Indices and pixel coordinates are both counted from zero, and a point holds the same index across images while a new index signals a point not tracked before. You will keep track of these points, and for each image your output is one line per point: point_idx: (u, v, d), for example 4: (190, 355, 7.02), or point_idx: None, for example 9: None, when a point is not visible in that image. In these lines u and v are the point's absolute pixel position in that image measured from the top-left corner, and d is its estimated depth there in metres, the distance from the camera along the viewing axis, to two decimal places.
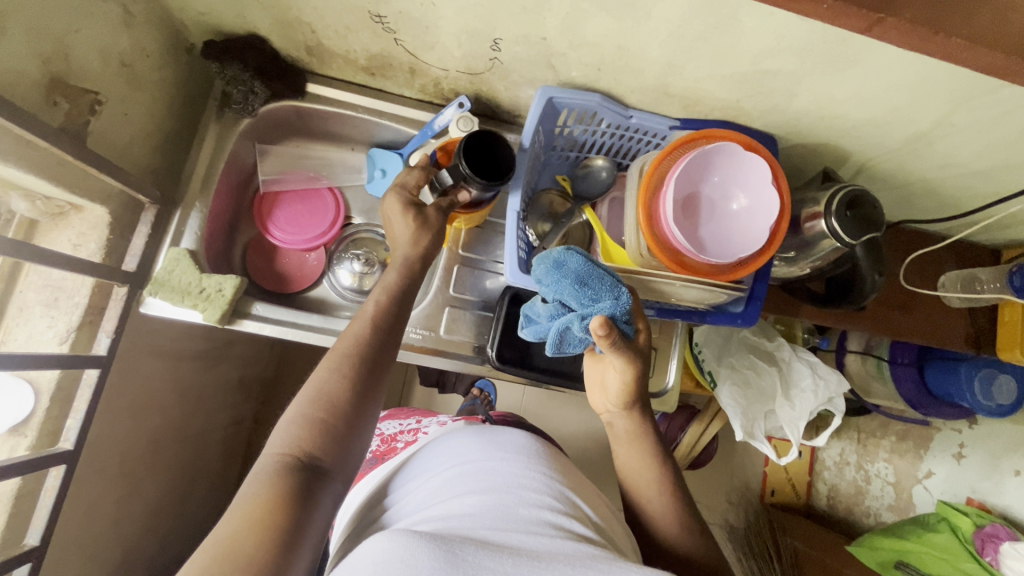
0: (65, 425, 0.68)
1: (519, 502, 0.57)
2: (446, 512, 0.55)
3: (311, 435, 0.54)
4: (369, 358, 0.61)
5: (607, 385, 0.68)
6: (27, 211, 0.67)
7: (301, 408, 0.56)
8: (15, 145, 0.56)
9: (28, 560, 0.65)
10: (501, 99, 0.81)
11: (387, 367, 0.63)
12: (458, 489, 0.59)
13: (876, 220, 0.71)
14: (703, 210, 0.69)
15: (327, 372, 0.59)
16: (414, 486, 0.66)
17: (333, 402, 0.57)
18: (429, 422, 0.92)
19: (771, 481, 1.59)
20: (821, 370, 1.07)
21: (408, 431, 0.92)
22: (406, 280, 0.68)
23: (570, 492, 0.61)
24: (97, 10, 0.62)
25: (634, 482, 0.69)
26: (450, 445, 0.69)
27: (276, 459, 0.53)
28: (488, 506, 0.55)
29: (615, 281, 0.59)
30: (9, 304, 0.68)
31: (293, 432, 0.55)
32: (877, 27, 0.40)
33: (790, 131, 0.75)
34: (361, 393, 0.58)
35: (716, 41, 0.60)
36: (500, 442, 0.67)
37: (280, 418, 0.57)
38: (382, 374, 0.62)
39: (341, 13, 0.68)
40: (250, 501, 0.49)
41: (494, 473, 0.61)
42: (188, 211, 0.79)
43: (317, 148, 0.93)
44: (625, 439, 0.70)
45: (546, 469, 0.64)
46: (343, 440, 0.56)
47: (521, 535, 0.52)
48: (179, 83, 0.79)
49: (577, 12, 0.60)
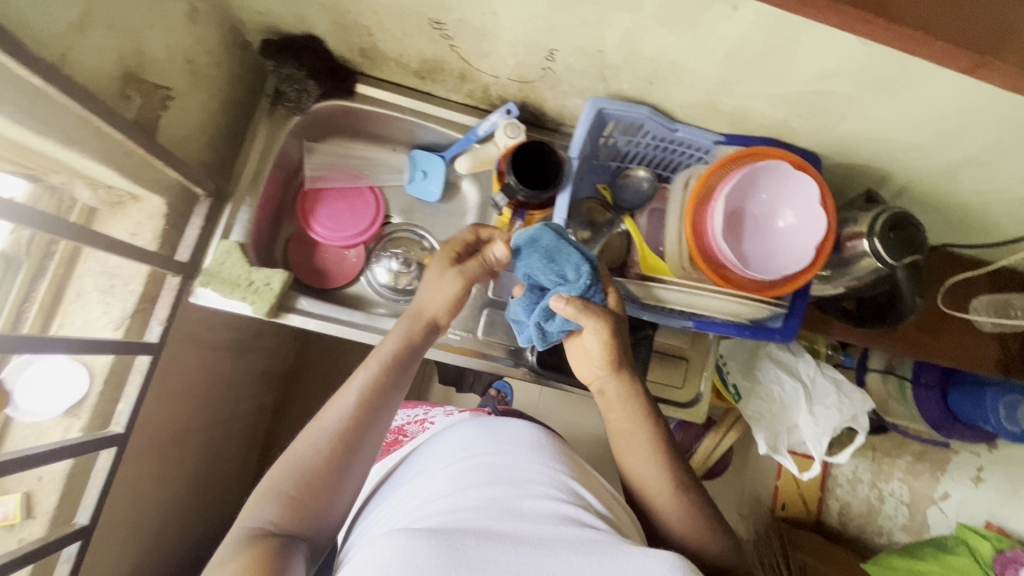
0: (116, 409, 0.70)
1: (524, 493, 0.57)
2: (452, 505, 0.55)
3: (286, 513, 0.56)
4: (353, 432, 0.61)
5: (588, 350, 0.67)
6: (89, 199, 0.69)
7: (279, 478, 0.58)
8: (95, 138, 0.58)
9: (79, 538, 0.66)
10: (547, 107, 0.83)
11: (371, 446, 0.63)
12: (463, 482, 0.59)
13: (919, 243, 0.71)
14: (749, 226, 0.70)
15: (311, 441, 0.60)
16: (422, 480, 0.66)
17: (311, 475, 0.58)
18: (436, 413, 0.94)
19: (782, 495, 1.52)
20: (845, 389, 1.08)
21: (414, 422, 0.93)
22: (405, 347, 0.67)
23: (577, 484, 0.61)
24: (171, 8, 0.64)
25: (632, 467, 0.69)
26: (456, 441, 0.70)
27: (252, 533, 0.54)
28: (492, 498, 0.55)
29: (584, 257, 0.63)
30: (67, 289, 0.70)
31: (271, 505, 0.56)
32: (982, 69, 0.41)
33: (835, 150, 0.76)
34: (338, 467, 0.59)
35: (774, 62, 0.61)
36: (505, 437, 0.67)
37: (259, 485, 0.58)
38: (365, 453, 0.62)
39: (402, 18, 0.69)
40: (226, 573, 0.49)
41: (498, 466, 0.61)
42: (238, 206, 0.80)
43: (360, 147, 0.95)
44: (620, 423, 0.69)
45: (551, 461, 0.63)
46: (317, 508, 0.58)
47: (524, 523, 0.52)
48: (234, 79, 0.81)
49: (638, 28, 0.61)
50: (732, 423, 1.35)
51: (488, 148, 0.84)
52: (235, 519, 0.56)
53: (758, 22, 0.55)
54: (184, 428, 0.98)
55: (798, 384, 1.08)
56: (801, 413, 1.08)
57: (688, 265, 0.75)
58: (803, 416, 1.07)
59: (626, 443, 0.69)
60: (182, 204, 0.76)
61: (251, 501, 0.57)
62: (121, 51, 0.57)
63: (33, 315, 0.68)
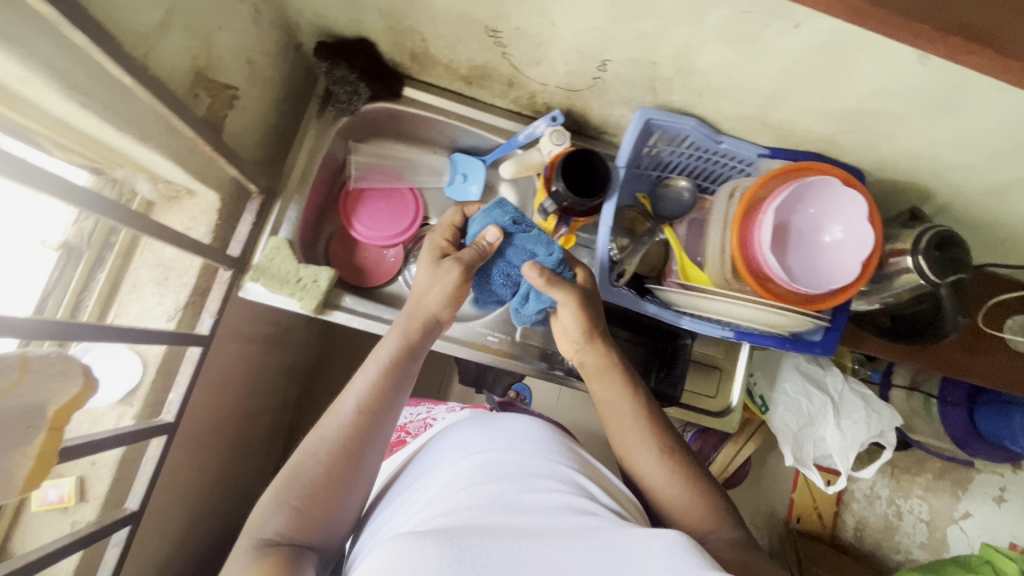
0: (167, 398, 0.72)
1: (527, 487, 0.56)
2: (455, 504, 0.54)
3: (294, 524, 0.56)
4: (356, 440, 0.61)
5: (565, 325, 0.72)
6: (149, 193, 0.71)
7: (283, 489, 0.58)
8: (167, 135, 0.60)
9: (129, 523, 0.68)
10: (592, 115, 0.84)
11: (374, 454, 0.62)
12: (466, 481, 0.58)
13: (962, 262, 0.72)
14: (794, 239, 0.71)
15: (315, 449, 0.60)
16: (422, 482, 0.65)
17: (314, 480, 0.58)
18: (437, 411, 0.96)
19: (796, 507, 1.50)
20: (874, 404, 1.08)
21: (417, 421, 0.95)
22: (401, 346, 0.67)
23: (583, 478, 0.61)
24: (238, 11, 0.65)
25: (627, 449, 0.69)
26: (456, 439, 0.68)
27: (260, 546, 0.53)
28: (494, 495, 0.54)
29: (549, 239, 0.67)
30: (123, 280, 0.72)
31: (279, 515, 0.56)
32: None
33: (879, 167, 0.76)
34: (341, 471, 0.59)
35: (830, 79, 0.62)
36: (505, 433, 0.66)
37: (261, 500, 0.58)
38: (369, 460, 0.62)
39: (458, 25, 0.71)
40: None
41: (500, 462, 0.60)
42: (287, 204, 0.82)
43: (401, 149, 0.96)
44: (612, 403, 0.71)
45: (556, 456, 0.62)
46: (323, 517, 0.58)
47: (526, 516, 0.51)
48: (287, 78, 0.82)
49: (696, 42, 0.62)
50: (750, 433, 1.35)
51: (532, 154, 0.84)
52: (242, 530, 0.56)
53: (821, 39, 0.56)
54: (224, 420, 0.99)
55: (827, 398, 1.08)
56: (828, 426, 1.08)
57: (732, 278, 0.75)
58: (830, 430, 1.07)
59: (619, 423, 0.70)
60: (235, 200, 0.77)
61: (257, 511, 0.57)
62: (194, 51, 0.59)
63: (92, 304, 0.69)
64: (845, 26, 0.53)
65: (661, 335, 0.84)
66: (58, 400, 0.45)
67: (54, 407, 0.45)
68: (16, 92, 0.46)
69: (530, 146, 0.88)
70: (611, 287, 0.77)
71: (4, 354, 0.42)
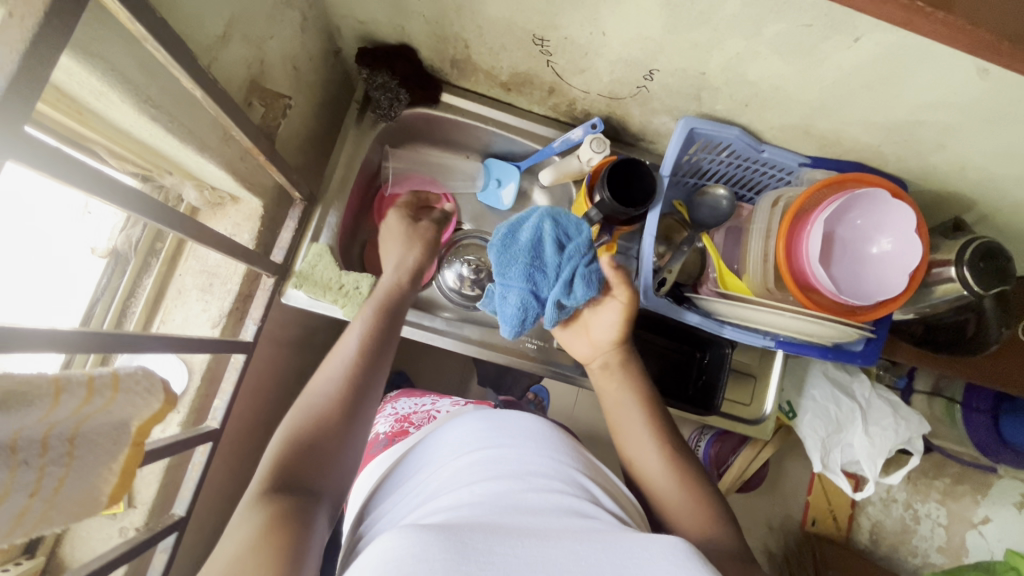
0: (211, 405, 0.72)
1: (530, 487, 0.54)
2: (455, 503, 0.52)
3: (302, 466, 0.54)
4: (358, 385, 0.62)
5: (603, 322, 0.69)
6: (195, 200, 0.71)
7: (293, 432, 0.57)
8: (221, 143, 0.59)
9: (176, 530, 0.68)
10: (632, 123, 0.84)
11: (375, 398, 0.63)
12: (467, 480, 0.56)
13: (1007, 274, 0.72)
14: (841, 251, 0.71)
15: (324, 393, 0.60)
16: (416, 479, 0.62)
17: (323, 424, 0.57)
18: (444, 403, 0.86)
19: (812, 509, 1.50)
20: (902, 411, 1.07)
21: (421, 413, 0.84)
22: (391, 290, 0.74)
23: (585, 479, 0.59)
24: (288, 18, 0.65)
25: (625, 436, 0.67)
26: (454, 434, 0.66)
27: (269, 486, 0.52)
28: (495, 495, 0.52)
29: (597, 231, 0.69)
30: (168, 287, 0.72)
31: (285, 458, 0.54)
32: None
33: (922, 177, 0.76)
34: (348, 414, 0.59)
35: (884, 91, 0.61)
36: (509, 429, 0.65)
37: (269, 448, 0.56)
38: (369, 400, 0.63)
39: (505, 33, 0.70)
40: (240, 531, 0.47)
41: (501, 460, 0.58)
42: (327, 210, 0.82)
43: (436, 153, 0.95)
44: (616, 399, 0.70)
45: (559, 455, 0.61)
46: (332, 464, 0.56)
47: (527, 517, 0.49)
48: (326, 84, 0.82)
49: (749, 53, 0.62)
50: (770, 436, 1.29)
51: (570, 162, 0.85)
52: (255, 476, 0.53)
53: (880, 52, 0.56)
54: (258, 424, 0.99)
55: (855, 405, 1.08)
56: (855, 432, 1.08)
57: (773, 287, 0.76)
58: (858, 437, 1.07)
59: (620, 413, 0.69)
60: (276, 206, 0.78)
61: (265, 462, 0.55)
62: (249, 60, 0.59)
63: (139, 312, 0.70)
64: (907, 39, 0.53)
65: (694, 340, 0.85)
66: (144, 416, 0.42)
67: (139, 421, 0.42)
68: (86, 103, 0.46)
69: (568, 153, 0.87)
70: (653, 296, 0.76)
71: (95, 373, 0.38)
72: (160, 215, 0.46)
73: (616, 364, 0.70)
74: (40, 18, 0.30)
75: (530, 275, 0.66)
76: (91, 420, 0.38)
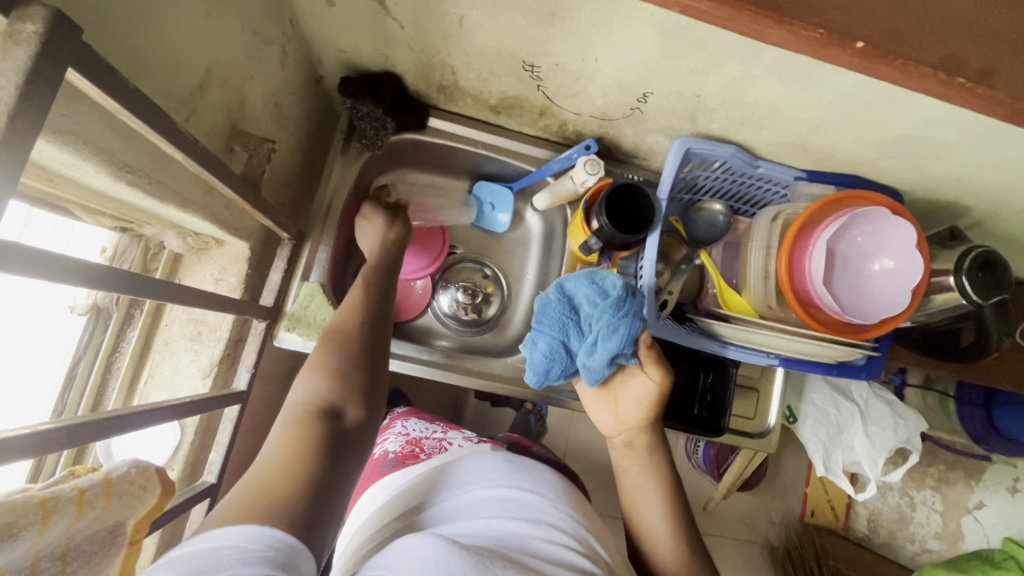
0: (207, 459, 0.68)
1: (543, 534, 0.54)
2: (473, 534, 0.53)
3: (329, 385, 0.54)
4: (376, 313, 0.63)
5: (638, 394, 0.66)
6: (177, 246, 0.67)
7: (322, 359, 0.57)
8: (204, 194, 0.56)
9: None
10: (625, 141, 0.82)
11: (392, 322, 0.65)
12: (483, 514, 0.56)
13: (1006, 282, 0.72)
14: (843, 269, 0.70)
15: (351, 322, 0.61)
16: (425, 489, 0.62)
17: (351, 353, 0.58)
18: (454, 436, 0.80)
19: (810, 501, 1.54)
20: (899, 410, 1.08)
21: (432, 440, 0.79)
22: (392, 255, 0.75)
23: (592, 537, 0.58)
24: (266, 56, 0.62)
25: (634, 502, 0.66)
26: (469, 463, 0.65)
27: (304, 405, 0.52)
28: (512, 536, 0.53)
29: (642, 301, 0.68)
30: (156, 338, 0.69)
31: (314, 382, 0.55)
32: None
33: (917, 187, 0.76)
34: (375, 350, 0.60)
35: (883, 110, 0.60)
36: (531, 474, 0.63)
37: (300, 372, 0.57)
38: (387, 324, 0.64)
39: (494, 60, 0.68)
40: (277, 449, 0.48)
41: (519, 496, 0.58)
42: (316, 246, 0.79)
43: (421, 175, 0.92)
44: (633, 471, 0.67)
45: (572, 509, 0.60)
46: (365, 381, 0.57)
47: (542, 564, 0.50)
48: (309, 115, 0.79)
49: (746, 76, 0.60)
50: None
51: (565, 184, 0.82)
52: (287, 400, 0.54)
53: None
54: None
55: (855, 406, 1.08)
56: (857, 434, 1.08)
57: (774, 305, 0.75)
58: (859, 438, 1.07)
59: (634, 483, 0.66)
60: (263, 246, 0.74)
61: (297, 383, 0.56)
62: (229, 106, 0.56)
63: (125, 366, 0.67)
64: None
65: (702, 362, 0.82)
66: (139, 513, 0.40)
67: (134, 519, 0.40)
68: (57, 172, 0.43)
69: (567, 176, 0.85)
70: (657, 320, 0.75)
71: (87, 482, 0.36)
72: (136, 288, 0.43)
73: (639, 444, 0.67)
74: (5, 121, 0.27)
75: (564, 325, 0.68)
76: (83, 531, 0.36)
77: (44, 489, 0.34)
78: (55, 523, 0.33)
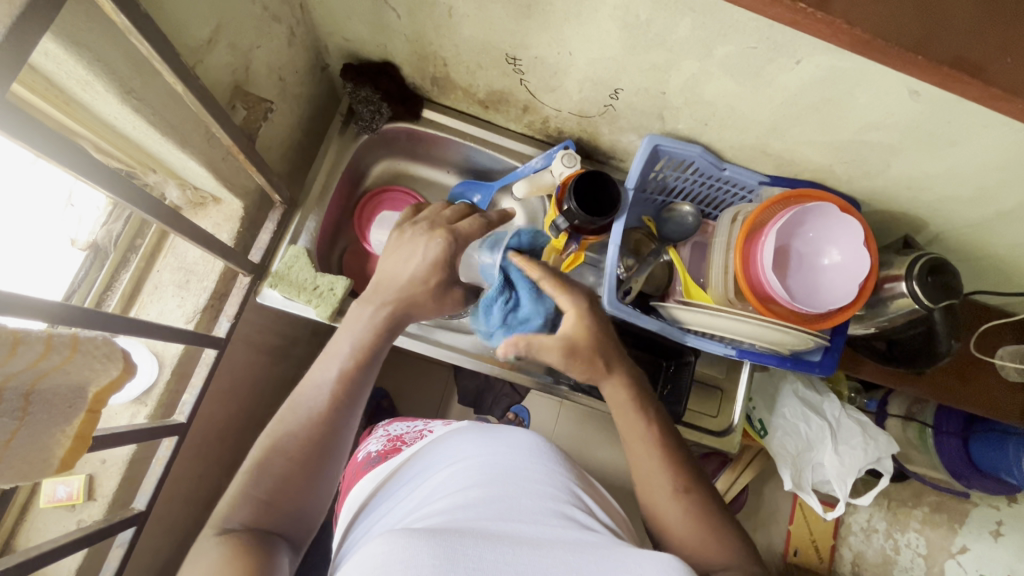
0: (181, 400, 0.71)
1: (523, 493, 0.55)
2: (450, 504, 0.52)
3: (260, 512, 0.53)
4: (319, 429, 0.57)
5: None
6: (177, 199, 0.73)
7: (249, 472, 0.54)
8: (201, 140, 0.63)
9: (135, 523, 0.67)
10: (601, 140, 0.89)
11: (335, 424, 0.58)
12: (459, 485, 0.56)
13: (955, 288, 0.74)
14: (794, 261, 0.75)
15: (286, 433, 0.57)
16: (415, 486, 0.62)
17: (279, 470, 0.54)
18: (435, 424, 0.84)
19: (794, 539, 1.34)
20: (871, 430, 1.07)
21: (413, 432, 0.83)
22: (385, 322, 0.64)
23: (582, 492, 0.60)
24: (274, 32, 0.70)
25: (651, 491, 0.63)
26: (450, 446, 0.66)
27: (227, 532, 0.50)
28: (492, 499, 0.53)
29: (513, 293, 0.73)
30: (146, 282, 0.74)
31: (239, 497, 0.53)
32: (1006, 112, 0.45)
33: (871, 197, 0.80)
34: (315, 461, 0.56)
35: (825, 112, 0.66)
36: (506, 440, 0.65)
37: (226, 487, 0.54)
38: (340, 428, 0.59)
39: (481, 52, 0.75)
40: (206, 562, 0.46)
41: (497, 467, 0.58)
42: (306, 216, 0.85)
43: (416, 167, 1.00)
44: (634, 441, 0.65)
45: (550, 468, 0.61)
46: (292, 505, 0.54)
47: (520, 523, 0.50)
48: (312, 97, 0.87)
49: (704, 74, 0.66)
50: (749, 461, 1.21)
51: (543, 176, 0.86)
52: (207, 521, 0.52)
53: (819, 74, 0.60)
54: (224, 433, 0.97)
55: (824, 423, 1.08)
56: (826, 452, 1.07)
57: (734, 297, 0.78)
58: (828, 455, 1.07)
59: (645, 467, 0.64)
60: (256, 209, 0.80)
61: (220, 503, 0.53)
62: (233, 66, 0.65)
63: (114, 303, 0.72)
64: (839, 63, 0.57)
65: (664, 352, 0.91)
66: (100, 382, 0.48)
67: (95, 389, 0.48)
68: (77, 92, 0.50)
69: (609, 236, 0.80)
70: (617, 303, 0.78)
71: (58, 333, 0.44)
72: (111, 188, 0.48)
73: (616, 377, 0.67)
74: None
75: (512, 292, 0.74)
76: (47, 379, 0.43)
77: (19, 330, 0.41)
78: (21, 354, 0.40)
